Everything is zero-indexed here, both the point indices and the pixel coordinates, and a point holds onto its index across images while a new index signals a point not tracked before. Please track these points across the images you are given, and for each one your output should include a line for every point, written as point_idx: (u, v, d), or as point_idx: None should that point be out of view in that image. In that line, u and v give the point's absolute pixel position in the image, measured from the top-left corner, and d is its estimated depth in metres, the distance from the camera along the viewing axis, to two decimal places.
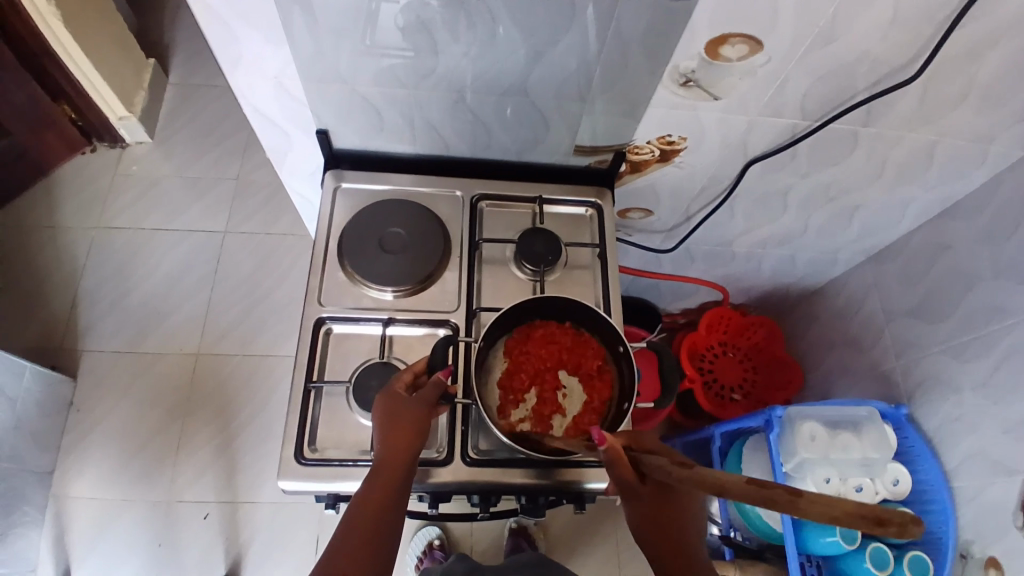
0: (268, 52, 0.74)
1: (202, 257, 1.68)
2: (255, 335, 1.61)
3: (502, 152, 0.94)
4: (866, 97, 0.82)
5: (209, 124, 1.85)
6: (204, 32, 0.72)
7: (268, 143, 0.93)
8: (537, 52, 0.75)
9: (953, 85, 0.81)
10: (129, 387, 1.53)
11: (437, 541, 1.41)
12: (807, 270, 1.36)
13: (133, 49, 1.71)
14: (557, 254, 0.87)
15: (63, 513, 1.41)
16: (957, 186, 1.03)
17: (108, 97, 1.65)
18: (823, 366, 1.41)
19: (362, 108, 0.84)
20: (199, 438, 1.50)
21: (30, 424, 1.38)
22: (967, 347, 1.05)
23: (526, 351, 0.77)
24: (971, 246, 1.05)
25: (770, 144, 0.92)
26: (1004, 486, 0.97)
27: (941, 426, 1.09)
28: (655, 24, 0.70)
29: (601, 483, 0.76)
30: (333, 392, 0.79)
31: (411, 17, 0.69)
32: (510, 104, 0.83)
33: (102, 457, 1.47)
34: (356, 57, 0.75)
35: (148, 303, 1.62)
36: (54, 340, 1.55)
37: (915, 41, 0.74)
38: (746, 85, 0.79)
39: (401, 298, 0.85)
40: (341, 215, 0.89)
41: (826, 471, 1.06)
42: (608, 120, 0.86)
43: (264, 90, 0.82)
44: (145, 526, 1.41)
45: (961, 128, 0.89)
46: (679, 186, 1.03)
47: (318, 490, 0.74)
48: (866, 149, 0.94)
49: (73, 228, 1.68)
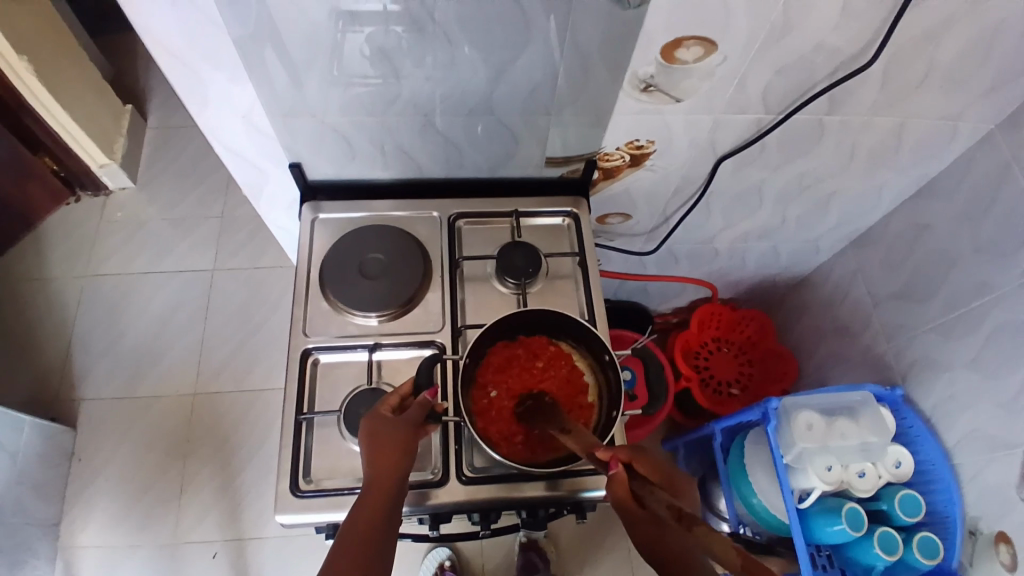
0: (235, 92, 0.76)
1: (193, 296, 1.68)
2: (251, 370, 1.61)
3: (475, 170, 0.94)
4: (827, 86, 0.83)
5: (191, 164, 1.86)
6: (169, 77, 0.73)
7: (244, 180, 0.94)
8: (498, 72, 0.76)
9: (912, 69, 0.82)
10: (128, 432, 1.53)
11: (447, 562, 1.40)
12: (792, 260, 1.37)
13: (111, 97, 1.72)
14: (538, 266, 0.87)
15: (69, 564, 1.40)
16: (929, 165, 1.04)
17: (88, 146, 1.67)
18: (817, 354, 1.41)
19: (333, 139, 0.85)
20: (202, 477, 1.49)
21: (32, 477, 1.37)
22: (955, 323, 1.06)
23: (499, 370, 0.77)
24: (949, 223, 1.06)
25: (739, 139, 0.93)
26: (1004, 461, 0.97)
27: (937, 405, 1.09)
28: (611, 32, 0.71)
29: (598, 491, 0.77)
30: (324, 422, 0.80)
31: (372, 48, 0.71)
32: (479, 123, 0.85)
33: (105, 505, 1.46)
34: (321, 90, 0.76)
35: (142, 346, 1.62)
36: (50, 392, 1.55)
37: (868, 29, 0.75)
38: (709, 85, 0.81)
39: (386, 323, 0.86)
40: (320, 245, 0.90)
41: (826, 460, 1.06)
42: (576, 132, 0.87)
43: (235, 128, 0.83)
44: (152, 570, 1.40)
45: (926, 109, 0.90)
46: (654, 189, 1.04)
47: (316, 521, 0.74)
48: (834, 137, 0.95)
49: (62, 277, 1.69)
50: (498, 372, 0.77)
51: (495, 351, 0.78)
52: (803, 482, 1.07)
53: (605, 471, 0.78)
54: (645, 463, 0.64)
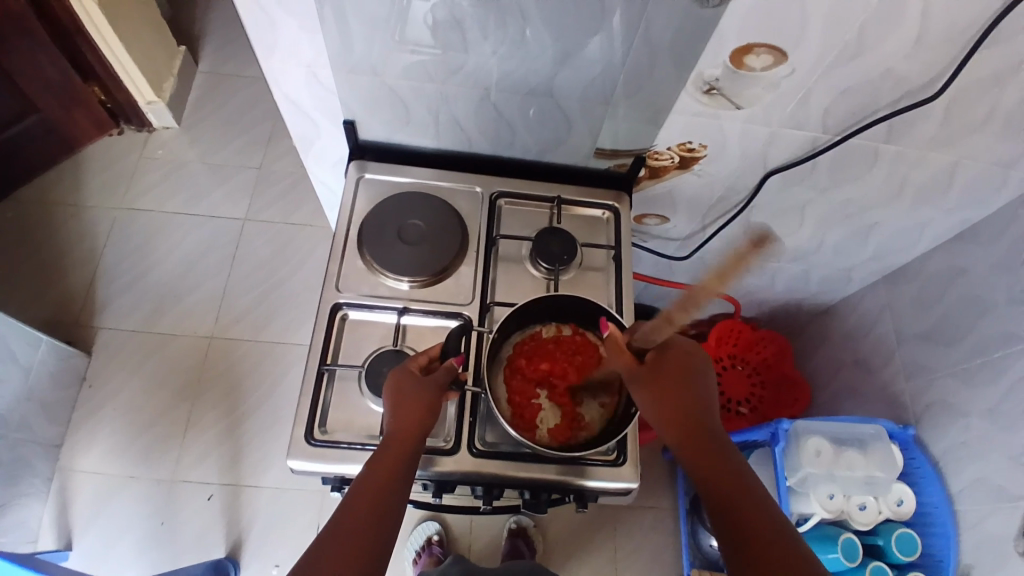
0: (303, 41, 0.77)
1: (220, 243, 1.70)
2: (269, 321, 1.63)
3: (524, 151, 0.95)
4: (887, 114, 0.82)
5: (236, 113, 1.88)
6: (243, 20, 0.74)
7: (297, 131, 0.95)
8: (565, 55, 0.76)
9: (975, 109, 0.81)
10: (141, 364, 1.55)
11: (435, 536, 1.42)
12: (821, 287, 1.36)
13: (165, 34, 1.74)
14: (572, 254, 0.88)
15: (67, 484, 1.43)
16: (976, 209, 1.03)
17: (138, 80, 1.69)
18: (832, 384, 1.41)
19: (390, 100, 0.86)
20: (208, 419, 1.52)
21: (42, 394, 1.41)
22: (976, 370, 1.04)
23: (527, 360, 0.78)
24: (986, 270, 1.05)
25: (792, 155, 0.93)
26: (1006, 511, 0.96)
27: (947, 449, 1.09)
28: (684, 30, 0.70)
29: (604, 482, 0.77)
30: (345, 376, 0.81)
31: (442, 15, 0.71)
32: (535, 105, 0.85)
33: (109, 433, 1.49)
34: (385, 53, 0.77)
35: (165, 283, 1.64)
36: (70, 316, 1.58)
37: (940, 61, 0.74)
38: (771, 97, 0.80)
39: (416, 289, 0.87)
40: (363, 204, 0.91)
41: (830, 488, 1.10)
42: (630, 125, 0.87)
43: (297, 78, 0.84)
44: (148, 503, 1.43)
45: (982, 152, 0.89)
46: (697, 194, 1.04)
47: (325, 471, 0.75)
48: (886, 167, 0.94)
49: (96, 206, 1.71)
50: (521, 362, 0.78)
51: (522, 340, 0.79)
52: (803, 506, 1.11)
53: (614, 465, 0.78)
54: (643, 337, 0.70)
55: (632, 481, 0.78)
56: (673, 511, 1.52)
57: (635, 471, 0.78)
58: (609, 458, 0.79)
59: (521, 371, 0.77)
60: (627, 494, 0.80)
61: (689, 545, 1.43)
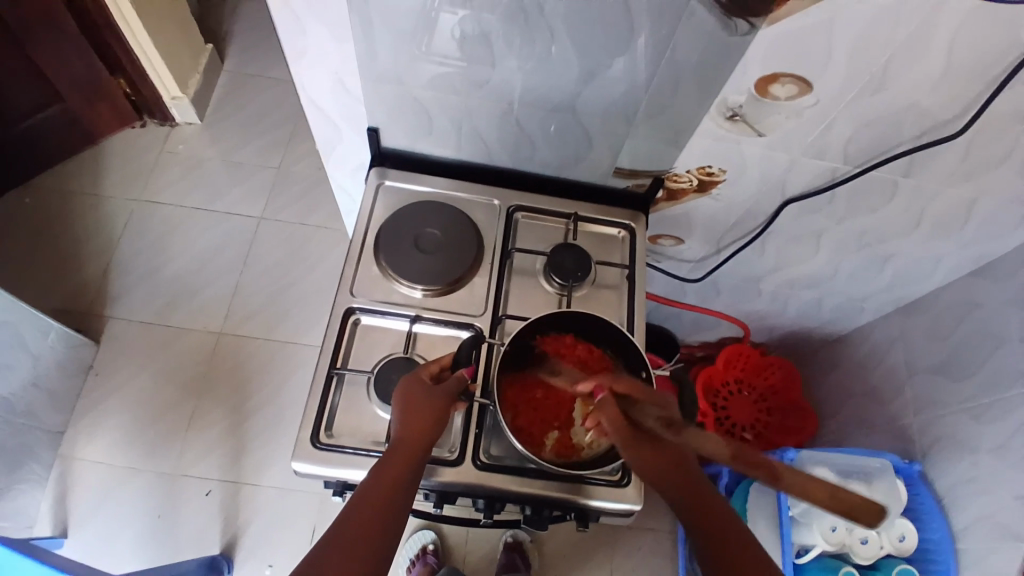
0: (333, 48, 0.78)
1: (235, 240, 1.72)
2: (278, 320, 1.63)
3: (543, 165, 0.96)
4: (909, 148, 0.82)
5: (258, 112, 1.90)
6: (275, 25, 0.76)
7: (320, 135, 0.97)
8: (590, 74, 0.77)
9: (999, 146, 0.81)
10: (149, 356, 1.56)
11: (431, 545, 1.41)
12: (832, 316, 1.35)
13: (192, 32, 1.77)
14: (587, 271, 0.88)
15: (68, 473, 1.44)
16: (993, 246, 1.02)
17: (164, 76, 1.71)
18: (840, 414, 1.39)
19: (414, 109, 0.87)
20: (211, 414, 1.52)
21: (49, 380, 1.42)
22: (987, 409, 1.03)
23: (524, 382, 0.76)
24: (1000, 308, 1.04)
25: (811, 184, 0.93)
26: (1009, 553, 0.95)
27: (953, 486, 1.07)
28: (709, 55, 0.71)
29: (606, 502, 0.77)
30: (354, 381, 0.81)
31: (470, 28, 0.72)
32: (556, 121, 0.86)
33: (113, 422, 1.49)
34: (412, 63, 0.78)
35: (177, 277, 1.66)
36: (82, 304, 1.60)
37: (963, 97, 0.74)
38: (793, 125, 0.81)
39: (429, 297, 0.87)
40: (381, 210, 0.92)
41: (834, 521, 1.09)
42: (650, 147, 0.88)
43: (324, 84, 0.85)
44: (146, 495, 1.43)
45: (1002, 189, 0.89)
46: (713, 217, 1.04)
47: (329, 475, 0.75)
48: (905, 199, 0.94)
49: (114, 197, 1.74)
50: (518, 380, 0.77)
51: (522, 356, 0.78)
52: (805, 537, 1.12)
53: (618, 485, 0.78)
54: (625, 384, 0.67)
55: (635, 502, 0.77)
56: (672, 533, 1.51)
57: (639, 493, 0.78)
58: (613, 477, 0.79)
59: (524, 385, 0.77)
60: (629, 515, 0.79)
61: (685, 569, 1.41)
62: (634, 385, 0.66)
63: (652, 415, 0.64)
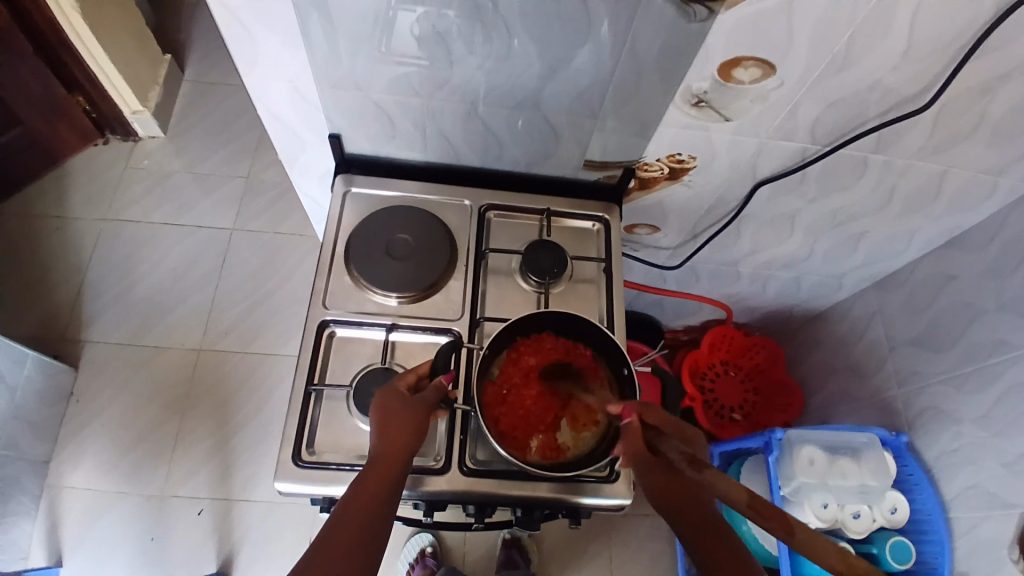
0: (287, 55, 0.75)
1: (209, 254, 1.68)
2: (258, 332, 1.61)
3: (512, 163, 0.94)
4: (875, 125, 0.82)
5: (223, 122, 1.86)
6: (224, 37, 0.73)
7: (281, 145, 0.94)
8: (552, 68, 0.76)
9: (965, 119, 0.81)
10: (129, 378, 1.53)
11: (429, 548, 1.40)
12: (811, 293, 1.36)
13: (150, 44, 1.72)
14: (562, 267, 0.87)
15: (55, 502, 1.41)
16: (965, 216, 1.02)
17: (123, 91, 1.67)
18: (825, 390, 1.40)
19: (376, 114, 0.85)
20: (198, 433, 1.50)
21: (29, 411, 1.38)
22: (968, 377, 1.04)
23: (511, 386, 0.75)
24: (977, 277, 1.04)
25: (782, 166, 0.92)
26: (999, 519, 0.96)
27: (940, 455, 1.09)
28: (670, 45, 0.70)
29: (596, 499, 0.76)
30: (332, 395, 0.80)
31: (427, 28, 0.70)
32: (522, 117, 0.84)
33: (97, 448, 1.47)
34: (370, 66, 0.76)
35: (152, 295, 1.62)
36: (56, 330, 1.56)
37: (928, 72, 0.74)
38: (760, 109, 0.80)
39: (404, 304, 0.86)
40: (350, 218, 0.90)
41: (823, 497, 1.10)
42: (619, 139, 0.87)
43: (281, 93, 0.82)
44: (137, 520, 1.41)
45: (971, 161, 0.89)
46: (687, 205, 1.03)
47: (313, 493, 0.74)
48: (875, 176, 0.94)
49: (81, 218, 1.69)
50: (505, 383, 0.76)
51: (509, 358, 0.77)
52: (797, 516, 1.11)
53: (607, 481, 0.77)
54: (655, 415, 0.63)
55: (624, 497, 0.77)
56: None
57: (629, 488, 0.78)
58: (602, 474, 0.78)
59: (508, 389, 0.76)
60: (620, 510, 0.79)
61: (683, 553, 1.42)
62: (666, 418, 0.63)
63: (676, 447, 0.59)
